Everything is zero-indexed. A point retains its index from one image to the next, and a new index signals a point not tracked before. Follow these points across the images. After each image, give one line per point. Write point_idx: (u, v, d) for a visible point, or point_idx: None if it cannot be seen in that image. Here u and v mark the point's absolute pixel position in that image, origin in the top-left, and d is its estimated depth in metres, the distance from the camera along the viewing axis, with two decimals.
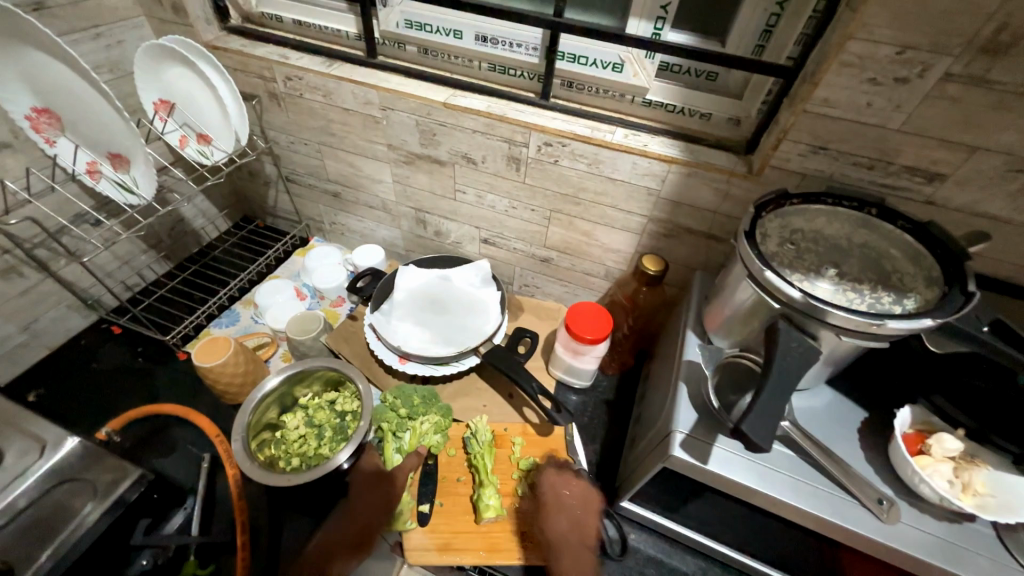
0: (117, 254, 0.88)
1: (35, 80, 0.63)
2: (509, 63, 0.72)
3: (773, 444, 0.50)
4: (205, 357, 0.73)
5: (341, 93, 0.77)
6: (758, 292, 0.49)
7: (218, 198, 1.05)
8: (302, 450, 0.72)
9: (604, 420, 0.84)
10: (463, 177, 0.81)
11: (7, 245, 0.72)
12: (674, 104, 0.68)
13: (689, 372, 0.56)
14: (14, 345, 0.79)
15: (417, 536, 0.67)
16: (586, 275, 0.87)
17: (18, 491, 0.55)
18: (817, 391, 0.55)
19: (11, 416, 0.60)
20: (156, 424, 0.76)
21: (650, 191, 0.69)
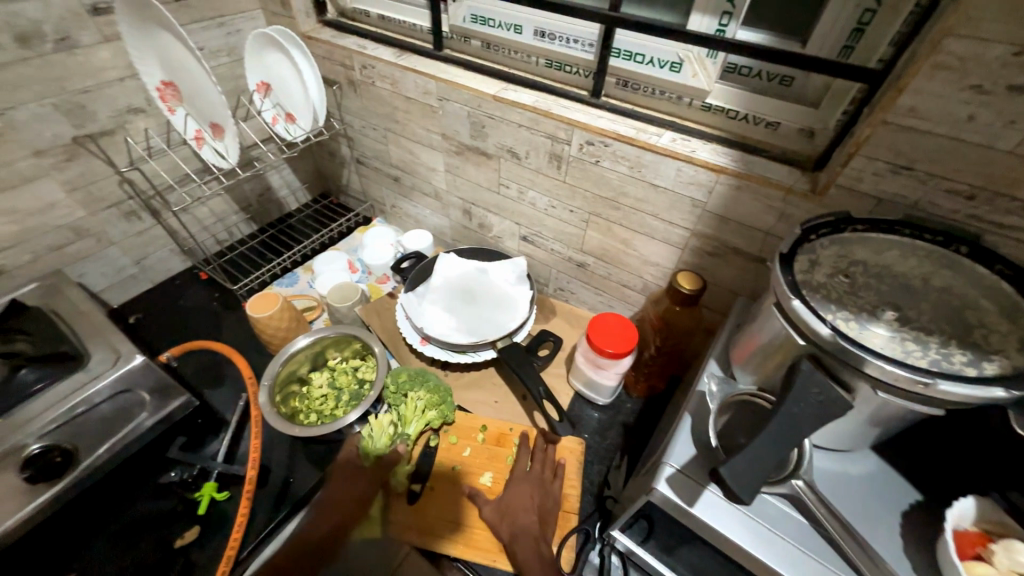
0: (213, 211, 1.03)
1: (165, 58, 0.77)
2: (565, 59, 0.71)
3: (783, 505, 0.43)
4: (257, 308, 0.82)
5: (405, 82, 0.82)
6: (785, 326, 0.43)
7: (301, 173, 1.17)
8: (321, 408, 0.79)
9: (619, 443, 0.78)
10: (507, 171, 0.81)
11: (132, 192, 0.88)
12: (736, 110, 0.61)
13: (698, 403, 0.50)
14: (128, 275, 0.96)
15: (401, 514, 0.68)
16: (622, 286, 0.82)
17: (95, 389, 0.66)
18: (851, 455, 0.47)
19: (104, 329, 0.73)
20: (215, 360, 0.88)
21: (694, 202, 0.63)
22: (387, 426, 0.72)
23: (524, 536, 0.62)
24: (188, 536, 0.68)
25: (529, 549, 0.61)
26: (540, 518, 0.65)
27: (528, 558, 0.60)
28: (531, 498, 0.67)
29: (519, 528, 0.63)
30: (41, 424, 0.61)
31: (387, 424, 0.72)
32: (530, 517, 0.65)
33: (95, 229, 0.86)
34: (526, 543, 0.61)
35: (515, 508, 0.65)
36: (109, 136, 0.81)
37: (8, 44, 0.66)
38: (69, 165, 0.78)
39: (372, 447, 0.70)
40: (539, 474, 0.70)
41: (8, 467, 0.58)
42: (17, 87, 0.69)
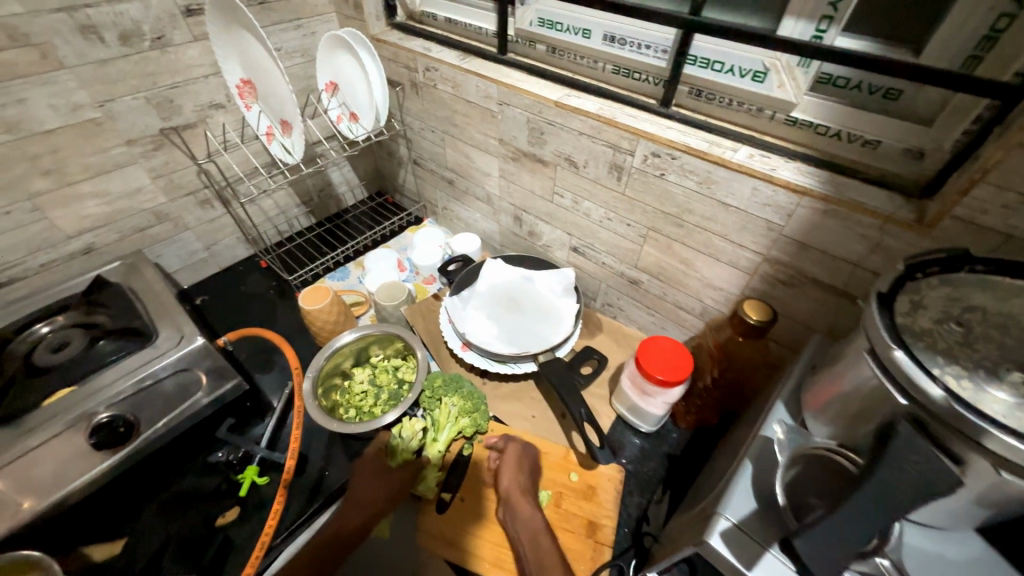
0: (277, 203, 1.08)
1: (245, 58, 0.81)
2: (634, 65, 0.67)
3: None
4: (309, 300, 0.85)
5: (467, 86, 0.82)
6: (880, 376, 0.37)
7: (360, 170, 1.21)
8: (360, 404, 0.80)
9: (662, 476, 0.73)
10: (563, 179, 0.79)
11: (207, 182, 0.94)
12: (828, 126, 0.55)
13: (761, 450, 0.45)
14: (199, 259, 1.03)
15: (430, 521, 0.67)
16: (678, 308, 0.77)
17: (159, 365, 0.70)
18: (951, 534, 0.40)
19: (173, 310, 0.78)
20: (267, 346, 0.92)
21: (769, 224, 0.57)
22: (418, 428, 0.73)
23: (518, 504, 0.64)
24: (229, 517, 0.70)
25: (523, 509, 0.63)
26: (528, 482, 0.67)
27: (521, 518, 0.62)
28: (520, 466, 0.68)
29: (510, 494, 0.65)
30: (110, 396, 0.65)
31: (416, 425, 0.73)
32: (521, 483, 0.66)
33: (173, 214, 0.93)
34: (520, 504, 0.63)
35: (507, 472, 0.67)
36: (191, 129, 0.87)
37: (112, 41, 0.72)
38: (155, 154, 0.85)
39: (402, 448, 0.71)
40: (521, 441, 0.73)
41: (79, 431, 0.64)
42: (116, 80, 0.75)
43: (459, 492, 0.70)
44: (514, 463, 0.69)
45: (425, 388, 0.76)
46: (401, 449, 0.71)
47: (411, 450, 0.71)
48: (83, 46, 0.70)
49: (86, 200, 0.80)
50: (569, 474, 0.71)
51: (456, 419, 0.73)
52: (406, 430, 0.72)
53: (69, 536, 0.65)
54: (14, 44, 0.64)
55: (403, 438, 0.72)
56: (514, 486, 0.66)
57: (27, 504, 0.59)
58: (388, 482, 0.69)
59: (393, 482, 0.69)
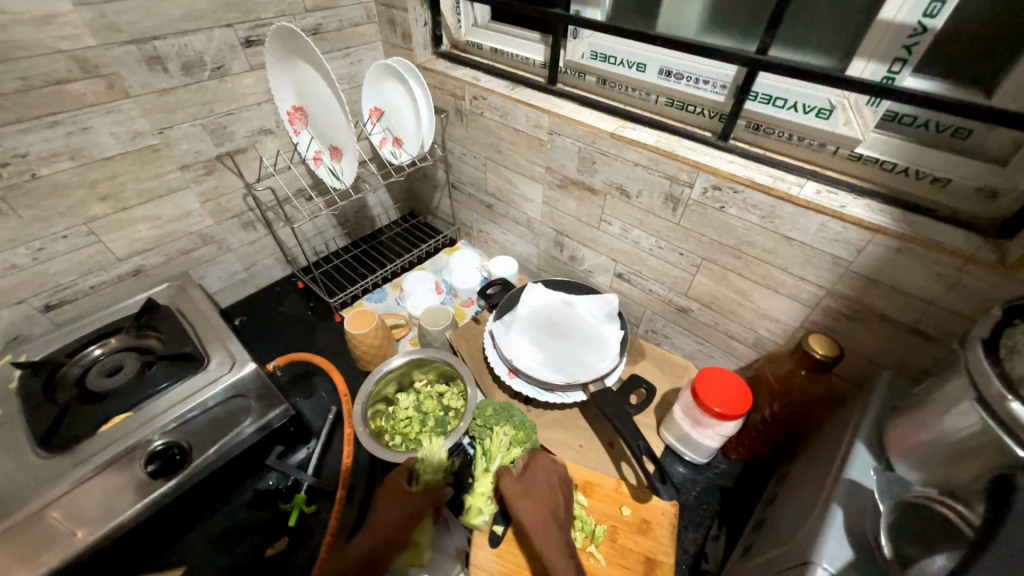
0: (316, 225, 1.09)
1: (300, 88, 0.83)
2: (690, 99, 0.68)
3: None
4: (354, 324, 0.85)
5: (516, 115, 0.83)
6: (989, 423, 0.36)
7: (395, 192, 1.22)
8: (405, 431, 0.79)
9: (716, 510, 0.72)
10: (612, 208, 0.79)
11: (252, 205, 0.95)
12: (895, 162, 0.55)
13: (849, 494, 0.44)
14: (238, 280, 1.03)
15: (484, 555, 0.65)
16: (728, 337, 0.77)
17: (211, 393, 0.70)
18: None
19: (224, 333, 0.78)
20: (309, 368, 0.92)
21: (836, 260, 0.57)
22: (441, 453, 0.69)
23: (545, 516, 0.62)
24: (279, 547, 0.69)
25: (552, 536, 0.60)
26: (557, 496, 0.65)
27: (550, 546, 0.59)
28: (551, 487, 0.67)
29: (536, 507, 0.63)
30: (164, 422, 0.66)
31: (439, 446, 0.69)
32: (550, 496, 0.65)
33: (218, 237, 0.94)
34: (548, 532, 0.60)
35: (536, 495, 0.65)
36: (242, 154, 0.89)
37: (175, 71, 0.74)
38: (206, 179, 0.86)
39: (422, 470, 0.68)
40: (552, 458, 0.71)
41: (137, 459, 0.63)
42: (176, 109, 0.77)
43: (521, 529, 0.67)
44: (542, 483, 0.67)
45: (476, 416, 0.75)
46: (422, 473, 0.68)
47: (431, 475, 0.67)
48: (148, 76, 0.72)
49: (138, 224, 0.82)
50: (621, 506, 0.70)
51: (508, 449, 0.71)
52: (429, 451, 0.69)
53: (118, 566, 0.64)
54: (85, 76, 0.66)
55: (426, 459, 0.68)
56: (542, 510, 0.63)
57: (80, 534, 0.58)
58: (403, 506, 0.65)
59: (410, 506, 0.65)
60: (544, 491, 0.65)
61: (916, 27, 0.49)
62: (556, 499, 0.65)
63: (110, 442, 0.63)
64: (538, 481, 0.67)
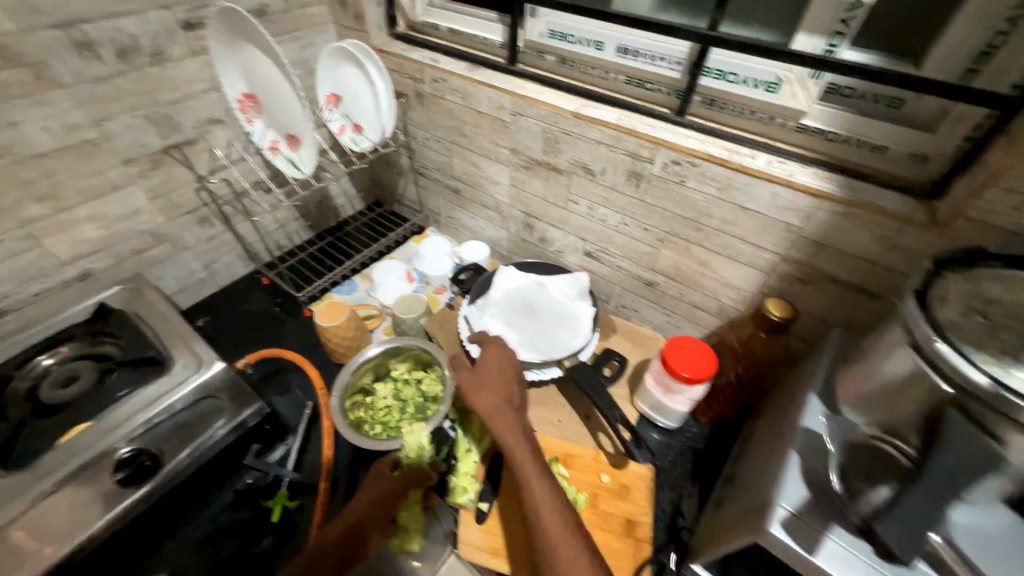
0: (277, 218, 1.06)
1: (250, 74, 0.80)
2: (648, 76, 0.70)
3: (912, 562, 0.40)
4: (324, 317, 0.83)
5: (478, 96, 0.82)
6: (921, 365, 0.40)
7: (358, 181, 1.19)
8: (385, 419, 0.79)
9: (689, 470, 0.76)
10: (578, 187, 0.80)
11: (207, 199, 0.91)
12: (836, 132, 0.58)
13: (805, 440, 0.48)
14: (197, 279, 0.99)
15: (471, 532, 0.67)
16: (693, 307, 0.80)
17: (178, 396, 0.68)
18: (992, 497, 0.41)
19: (187, 334, 0.75)
20: (281, 365, 0.90)
21: (788, 226, 0.61)
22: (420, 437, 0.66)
23: (502, 408, 0.65)
24: (264, 545, 0.68)
25: (508, 421, 0.63)
26: (509, 385, 0.68)
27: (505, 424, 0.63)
28: (501, 369, 0.70)
29: (494, 399, 0.65)
30: (129, 429, 0.63)
31: (418, 431, 0.67)
32: (507, 390, 0.67)
33: (172, 234, 0.89)
34: (504, 414, 0.64)
35: (489, 383, 0.68)
36: (191, 146, 0.84)
37: (109, 58, 0.69)
38: (154, 173, 0.81)
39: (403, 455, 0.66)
40: (503, 343, 0.75)
41: (103, 470, 0.61)
42: (113, 99, 0.72)
43: (508, 504, 0.69)
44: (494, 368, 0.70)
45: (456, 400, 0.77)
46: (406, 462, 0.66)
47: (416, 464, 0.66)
48: (78, 64, 0.67)
49: (82, 224, 0.76)
50: (600, 473, 0.73)
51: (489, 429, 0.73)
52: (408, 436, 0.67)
53: None
54: (7, 64, 0.61)
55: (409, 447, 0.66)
56: (496, 392, 0.66)
57: (47, 552, 0.55)
58: (384, 484, 0.64)
59: (389, 485, 0.64)
60: (497, 383, 0.68)
61: (853, 2, 0.51)
62: (510, 389, 0.68)
63: (71, 453, 0.60)
64: (491, 372, 0.69)
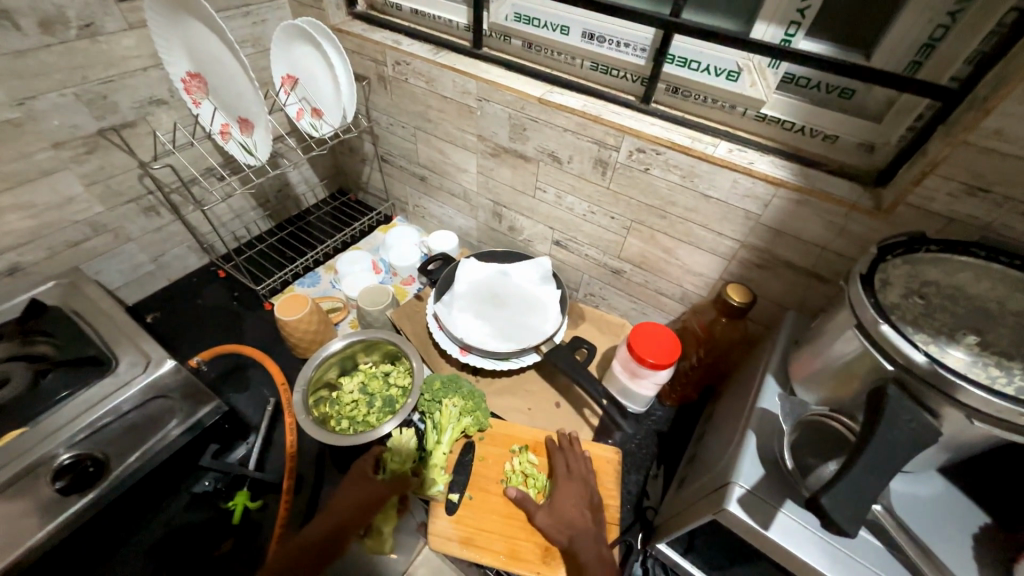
0: (232, 207, 1.00)
1: (194, 51, 0.74)
2: (613, 63, 0.69)
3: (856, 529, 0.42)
4: (285, 311, 0.80)
5: (442, 81, 0.80)
6: (866, 346, 0.42)
7: (320, 168, 1.14)
8: (352, 414, 0.77)
9: (655, 453, 0.78)
10: (545, 175, 0.80)
11: (152, 187, 0.85)
12: (793, 122, 0.60)
13: (761, 420, 0.50)
14: (144, 273, 0.93)
15: (442, 523, 0.67)
16: (659, 294, 0.82)
17: (124, 397, 0.63)
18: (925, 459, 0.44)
19: (133, 332, 0.70)
20: (239, 362, 0.86)
21: (747, 214, 0.62)
22: (408, 442, 0.69)
23: (583, 535, 0.62)
24: (225, 548, 0.68)
25: (587, 547, 0.61)
26: (590, 511, 0.65)
27: (589, 554, 0.60)
28: (577, 491, 0.67)
29: (574, 526, 0.63)
30: (70, 433, 0.59)
31: (408, 437, 0.69)
32: (583, 513, 0.65)
33: (113, 224, 0.83)
34: (576, 534, 0.62)
35: (569, 510, 0.65)
36: (131, 128, 0.78)
37: (30, 29, 0.63)
38: (89, 158, 0.75)
39: (390, 460, 0.67)
40: (570, 466, 0.70)
41: (41, 477, 0.57)
42: (38, 75, 0.65)
43: (480, 495, 0.69)
44: (577, 493, 0.67)
45: (426, 391, 0.76)
46: (390, 462, 0.67)
47: (399, 463, 0.66)
48: None
49: (6, 213, 0.70)
50: None
51: (458, 419, 0.72)
52: (398, 441, 0.69)
53: None
54: None
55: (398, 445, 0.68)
56: (580, 523, 0.63)
57: None
58: (366, 487, 0.64)
59: (375, 489, 0.64)
60: (578, 509, 0.65)
61: None
62: (579, 500, 0.66)
63: (2, 462, 0.56)
64: (567, 499, 0.66)
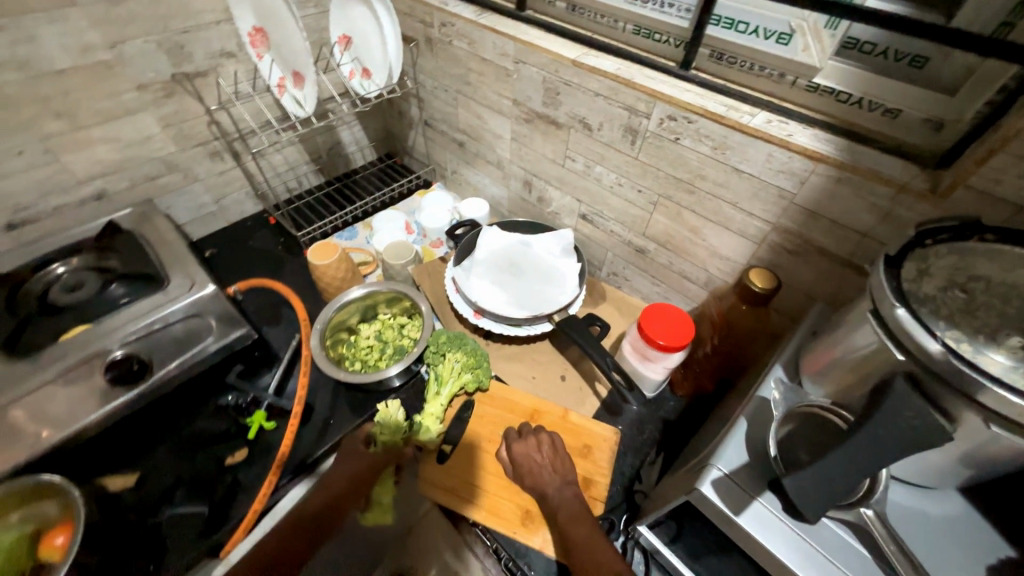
0: (287, 160, 1.08)
1: (259, 6, 0.80)
2: (656, 25, 0.65)
3: (830, 523, 0.39)
4: (317, 255, 0.86)
5: (483, 42, 0.80)
6: (881, 336, 0.38)
7: (370, 130, 1.20)
8: (365, 357, 0.82)
9: (657, 438, 0.75)
10: (575, 143, 0.78)
11: (218, 133, 0.94)
12: (849, 92, 0.54)
13: (756, 408, 0.46)
14: (208, 212, 1.03)
15: (432, 471, 0.69)
16: (683, 278, 0.78)
17: (172, 310, 0.72)
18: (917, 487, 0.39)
19: (186, 258, 0.79)
20: (275, 300, 0.93)
21: (780, 193, 0.57)
22: (396, 413, 0.73)
23: (550, 485, 0.64)
24: (236, 457, 0.73)
25: (559, 491, 0.63)
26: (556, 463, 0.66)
27: (557, 501, 0.62)
28: (537, 442, 0.68)
29: (540, 479, 0.64)
30: (123, 334, 0.68)
31: (394, 409, 0.73)
32: (548, 469, 0.65)
33: (183, 164, 0.93)
34: (549, 482, 0.64)
35: (531, 462, 0.66)
36: (203, 78, 0.86)
37: None
38: (166, 102, 0.84)
39: (380, 434, 0.72)
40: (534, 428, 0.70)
41: (96, 369, 0.66)
42: (127, 22, 0.74)
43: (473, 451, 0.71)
44: (540, 446, 0.68)
45: (434, 343, 0.78)
46: (381, 436, 0.72)
47: (390, 436, 0.72)
48: None
49: (98, 144, 0.81)
50: (564, 434, 0.73)
51: (458, 374, 0.74)
52: (385, 414, 0.73)
53: (88, 465, 0.67)
54: None
55: (386, 413, 0.73)
56: (547, 476, 0.65)
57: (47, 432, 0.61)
58: (359, 462, 0.77)
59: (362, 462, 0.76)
60: (543, 461, 0.66)
61: None
62: (551, 455, 0.67)
63: (70, 350, 0.66)
64: (536, 454, 0.67)
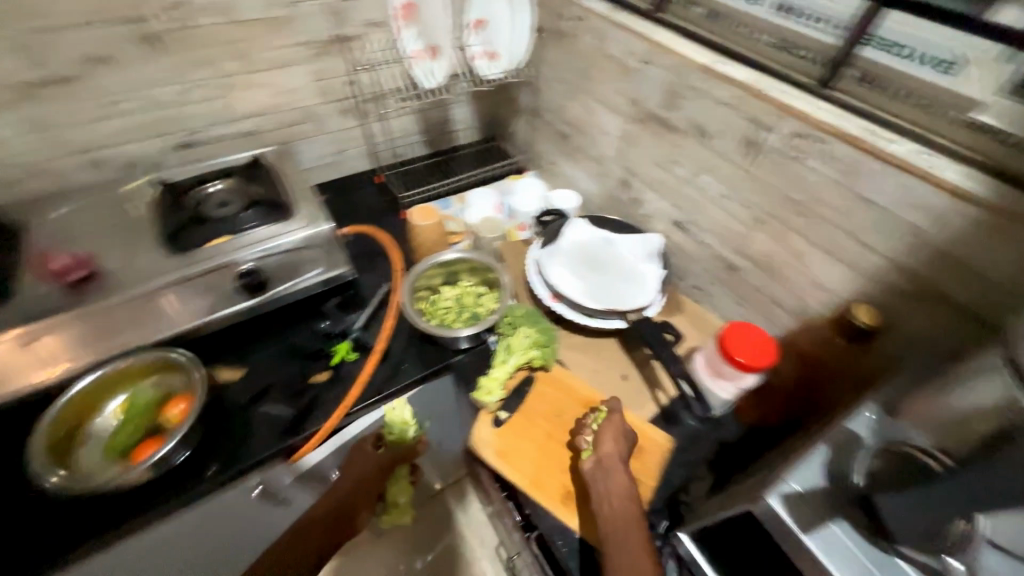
0: (402, 127, 1.17)
1: None
2: (800, 40, 0.64)
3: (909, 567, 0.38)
4: (418, 216, 0.93)
5: (612, 39, 0.82)
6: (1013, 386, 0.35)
7: (479, 111, 1.26)
8: (443, 316, 0.88)
9: (710, 458, 0.73)
10: (686, 149, 0.78)
11: (353, 93, 1.04)
12: (1014, 133, 0.50)
13: (844, 438, 0.44)
14: (329, 160, 1.12)
15: (486, 432, 0.74)
16: (773, 303, 0.75)
17: (289, 239, 0.80)
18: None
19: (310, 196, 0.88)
20: (374, 250, 1.02)
21: (911, 229, 0.54)
22: (402, 415, 0.80)
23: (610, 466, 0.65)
24: (320, 378, 0.80)
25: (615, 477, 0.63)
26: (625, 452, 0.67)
27: (608, 484, 0.63)
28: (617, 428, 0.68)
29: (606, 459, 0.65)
30: (251, 251, 0.78)
31: (400, 411, 0.79)
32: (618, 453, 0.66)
33: (319, 115, 1.03)
34: (614, 466, 0.64)
35: (607, 441, 0.67)
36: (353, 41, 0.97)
37: None
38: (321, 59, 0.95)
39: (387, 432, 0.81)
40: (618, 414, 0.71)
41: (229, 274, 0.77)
42: None
43: (531, 422, 0.75)
44: (619, 432, 0.68)
45: (511, 315, 0.82)
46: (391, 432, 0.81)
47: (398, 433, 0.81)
48: None
49: (260, 88, 0.93)
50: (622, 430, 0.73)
51: (527, 349, 0.78)
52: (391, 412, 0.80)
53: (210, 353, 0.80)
54: None
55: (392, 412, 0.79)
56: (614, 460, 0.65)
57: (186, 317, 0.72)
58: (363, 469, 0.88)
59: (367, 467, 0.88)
60: (616, 446, 0.67)
61: None
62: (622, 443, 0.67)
63: (211, 255, 0.76)
64: (612, 438, 0.67)
